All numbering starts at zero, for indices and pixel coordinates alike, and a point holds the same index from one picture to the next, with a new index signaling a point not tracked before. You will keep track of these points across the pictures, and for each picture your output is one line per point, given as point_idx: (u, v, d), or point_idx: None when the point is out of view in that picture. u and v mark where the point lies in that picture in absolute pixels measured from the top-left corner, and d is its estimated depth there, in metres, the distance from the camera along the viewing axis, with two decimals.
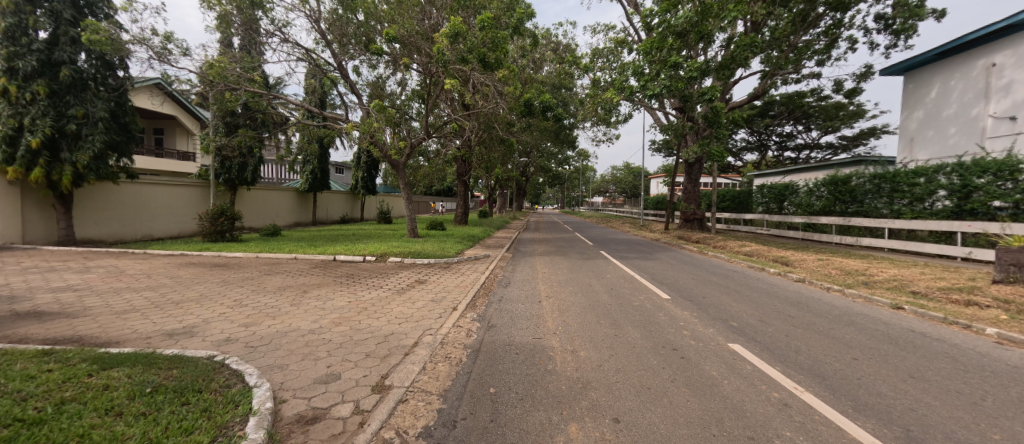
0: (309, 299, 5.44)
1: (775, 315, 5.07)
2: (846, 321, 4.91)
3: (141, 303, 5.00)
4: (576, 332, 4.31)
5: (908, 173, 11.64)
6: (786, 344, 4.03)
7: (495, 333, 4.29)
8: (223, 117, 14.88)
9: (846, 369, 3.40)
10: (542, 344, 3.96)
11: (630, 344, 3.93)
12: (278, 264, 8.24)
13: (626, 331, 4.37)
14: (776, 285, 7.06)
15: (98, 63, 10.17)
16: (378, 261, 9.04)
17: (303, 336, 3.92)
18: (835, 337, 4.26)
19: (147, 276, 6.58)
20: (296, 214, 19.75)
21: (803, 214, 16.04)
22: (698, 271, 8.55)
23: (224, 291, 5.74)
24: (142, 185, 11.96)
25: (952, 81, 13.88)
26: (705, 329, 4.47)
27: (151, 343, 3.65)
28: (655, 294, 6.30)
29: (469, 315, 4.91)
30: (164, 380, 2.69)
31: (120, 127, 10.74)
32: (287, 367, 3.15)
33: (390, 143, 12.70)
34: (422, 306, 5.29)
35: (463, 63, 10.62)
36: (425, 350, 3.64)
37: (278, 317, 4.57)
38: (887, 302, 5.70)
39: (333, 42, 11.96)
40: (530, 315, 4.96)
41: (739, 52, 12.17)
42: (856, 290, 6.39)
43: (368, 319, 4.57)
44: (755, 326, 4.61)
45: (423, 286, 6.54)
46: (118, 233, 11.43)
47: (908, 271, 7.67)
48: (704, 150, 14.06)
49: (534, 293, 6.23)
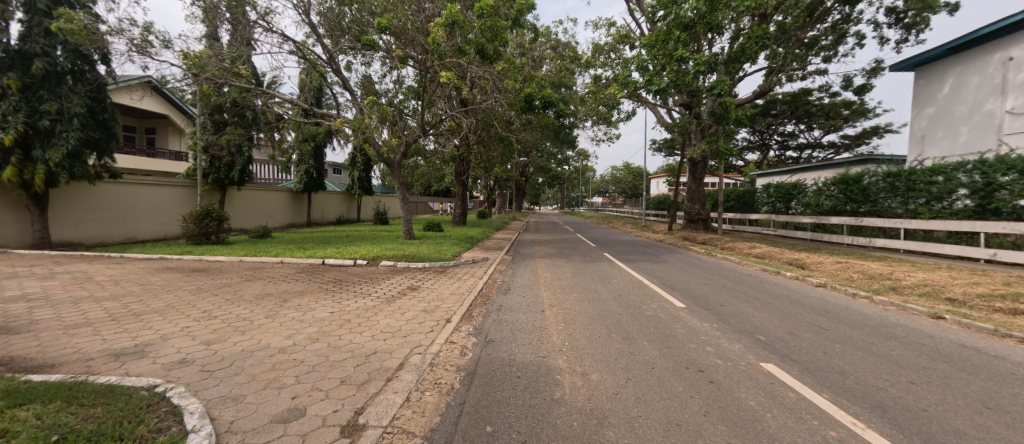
0: (288, 309, 4.91)
1: (805, 328, 4.54)
2: (885, 333, 4.40)
3: (99, 316, 4.47)
4: (584, 349, 3.80)
5: (925, 172, 11.18)
6: (827, 363, 3.52)
7: (494, 351, 3.76)
8: (210, 114, 14.30)
9: (906, 397, 2.90)
10: (548, 365, 3.44)
11: (649, 364, 3.42)
12: (262, 269, 7.71)
13: (643, 347, 3.85)
14: (797, 291, 6.52)
15: (75, 56, 9.60)
16: (369, 264, 8.51)
17: (271, 357, 3.39)
18: (881, 354, 3.74)
19: (115, 284, 6.04)
20: (291, 215, 19.24)
21: (812, 214, 15.55)
22: (711, 275, 8.01)
23: (196, 301, 5.22)
24: (123, 185, 11.39)
25: (965, 77, 13.41)
26: (732, 345, 3.95)
27: (90, 367, 3.11)
28: (668, 301, 5.77)
29: (464, 329, 4.38)
30: (80, 424, 2.16)
31: (99, 124, 10.19)
32: (242, 399, 2.62)
33: (385, 141, 12.19)
34: (411, 317, 4.75)
35: (460, 55, 10.15)
36: (412, 375, 3.10)
37: (248, 331, 4.05)
38: (924, 311, 5.17)
39: (325, 35, 11.36)
40: (531, 328, 4.44)
41: (749, 45, 11.65)
42: (885, 297, 5.85)
43: (350, 334, 4.05)
44: (787, 340, 4.09)
45: (415, 293, 6.00)
46: (99, 236, 10.89)
47: (937, 276, 7.15)
48: (711, 148, 13.59)
49: (536, 301, 5.72)
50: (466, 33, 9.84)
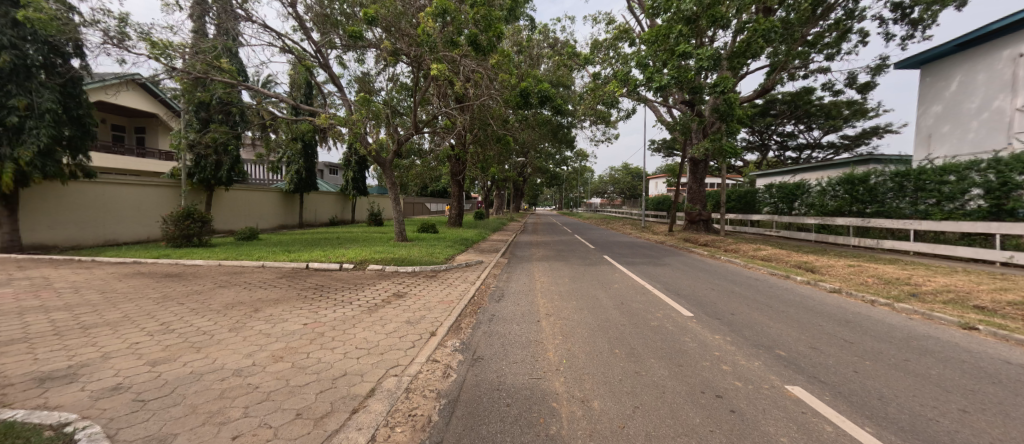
0: (256, 321, 4.43)
1: (828, 341, 4.11)
2: (917, 347, 3.97)
3: (42, 330, 3.99)
4: (584, 368, 3.36)
5: (935, 171, 10.78)
6: (862, 386, 3.08)
7: (481, 371, 3.29)
8: (196, 111, 13.81)
9: (965, 432, 2.45)
10: (543, 389, 2.99)
11: (658, 387, 2.99)
12: (240, 273, 7.23)
13: (650, 366, 3.40)
14: (811, 298, 6.09)
15: (46, 49, 9.14)
16: (355, 268, 8.05)
17: (222, 381, 2.92)
18: (919, 374, 3.30)
19: (74, 292, 5.54)
20: (282, 216, 18.77)
21: (816, 215, 15.16)
22: (717, 279, 7.56)
23: (157, 311, 4.74)
24: (100, 184, 10.89)
25: (973, 74, 13.06)
26: (750, 362, 3.50)
27: (2, 396, 2.65)
28: (675, 310, 5.32)
29: (449, 344, 3.93)
30: None
31: (72, 120, 9.75)
32: (171, 441, 2.16)
33: (376, 139, 11.75)
34: (392, 329, 4.29)
35: (452, 47, 9.74)
36: (383, 404, 2.64)
37: (205, 348, 3.59)
38: (955, 321, 4.73)
39: (312, 28, 10.91)
40: (525, 342, 4.00)
41: (754, 40, 11.27)
42: (908, 305, 5.42)
43: (319, 351, 3.58)
44: (811, 356, 3.65)
45: (400, 301, 5.52)
46: (75, 239, 10.42)
47: (959, 281, 6.70)
48: (714, 147, 13.17)
49: (531, 310, 5.26)
50: (457, 23, 9.43)
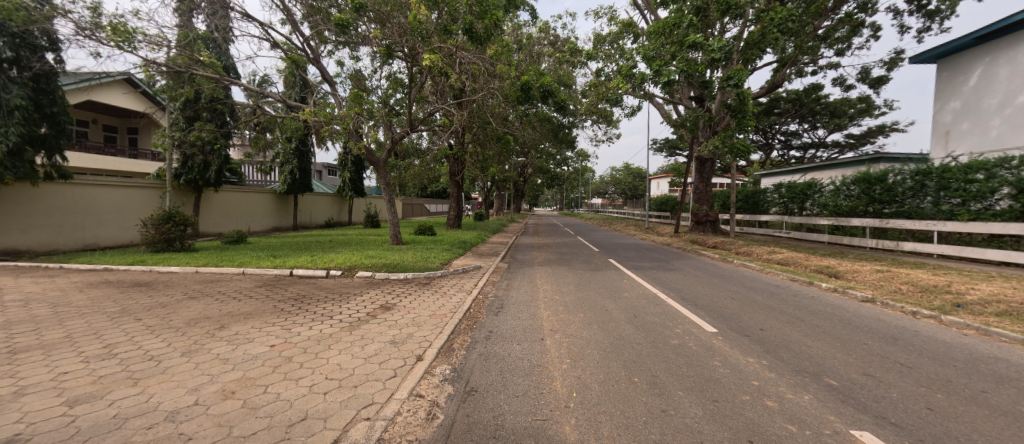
0: (216, 342, 3.84)
1: (882, 365, 3.50)
2: (989, 373, 3.36)
3: None
4: (600, 406, 2.75)
5: (961, 169, 10.15)
6: (945, 431, 2.47)
7: (475, 411, 2.70)
8: (182, 108, 13.08)
9: None
10: (550, 436, 2.39)
11: (693, 434, 2.39)
12: (216, 282, 6.63)
13: (679, 403, 2.80)
14: (843, 309, 5.47)
15: (16, 42, 8.55)
16: (343, 275, 7.47)
17: (147, 431, 2.32)
18: (1010, 413, 2.69)
19: (23, 306, 4.94)
20: (275, 218, 18.19)
21: (830, 215, 14.54)
22: (736, 287, 6.94)
23: (107, 329, 4.14)
24: (77, 185, 10.34)
25: (996, 66, 12.40)
26: (800, 397, 2.90)
27: None
28: (696, 324, 4.72)
29: (439, 372, 3.34)
30: None
31: (45, 118, 9.23)
32: None
33: (369, 137, 11.13)
34: (372, 352, 3.70)
35: (446, 36, 9.22)
36: None
37: (145, 380, 3.00)
38: (1019, 338, 4.11)
39: (302, 21, 10.37)
40: (528, 369, 3.40)
41: (769, 31, 10.66)
42: (958, 318, 4.80)
43: (280, 383, 2.98)
44: (869, 388, 3.04)
45: (387, 315, 4.93)
46: (51, 243, 9.90)
47: (1004, 288, 6.07)
48: (725, 144, 12.54)
49: (534, 325, 4.68)
50: (452, 11, 8.83)
